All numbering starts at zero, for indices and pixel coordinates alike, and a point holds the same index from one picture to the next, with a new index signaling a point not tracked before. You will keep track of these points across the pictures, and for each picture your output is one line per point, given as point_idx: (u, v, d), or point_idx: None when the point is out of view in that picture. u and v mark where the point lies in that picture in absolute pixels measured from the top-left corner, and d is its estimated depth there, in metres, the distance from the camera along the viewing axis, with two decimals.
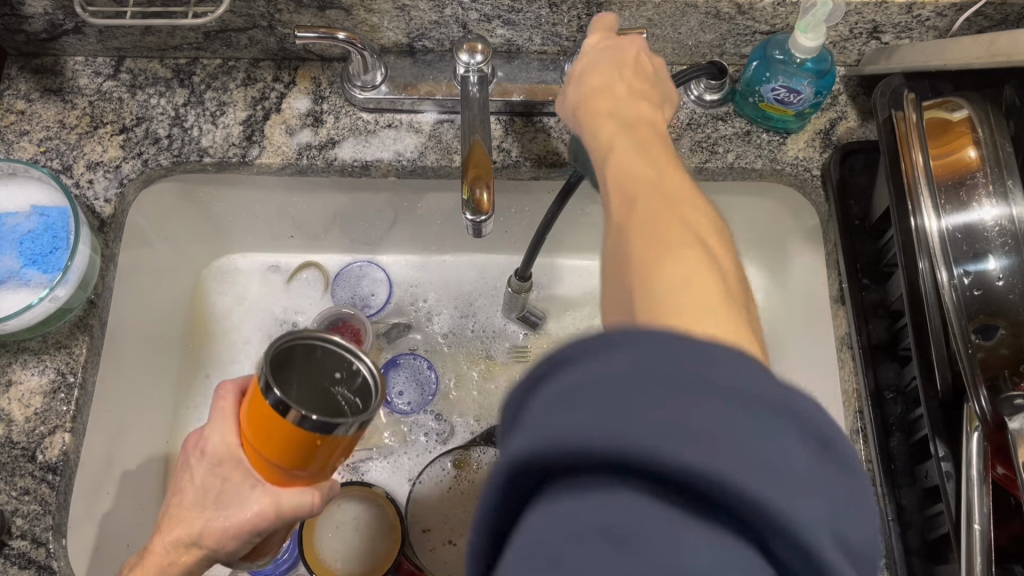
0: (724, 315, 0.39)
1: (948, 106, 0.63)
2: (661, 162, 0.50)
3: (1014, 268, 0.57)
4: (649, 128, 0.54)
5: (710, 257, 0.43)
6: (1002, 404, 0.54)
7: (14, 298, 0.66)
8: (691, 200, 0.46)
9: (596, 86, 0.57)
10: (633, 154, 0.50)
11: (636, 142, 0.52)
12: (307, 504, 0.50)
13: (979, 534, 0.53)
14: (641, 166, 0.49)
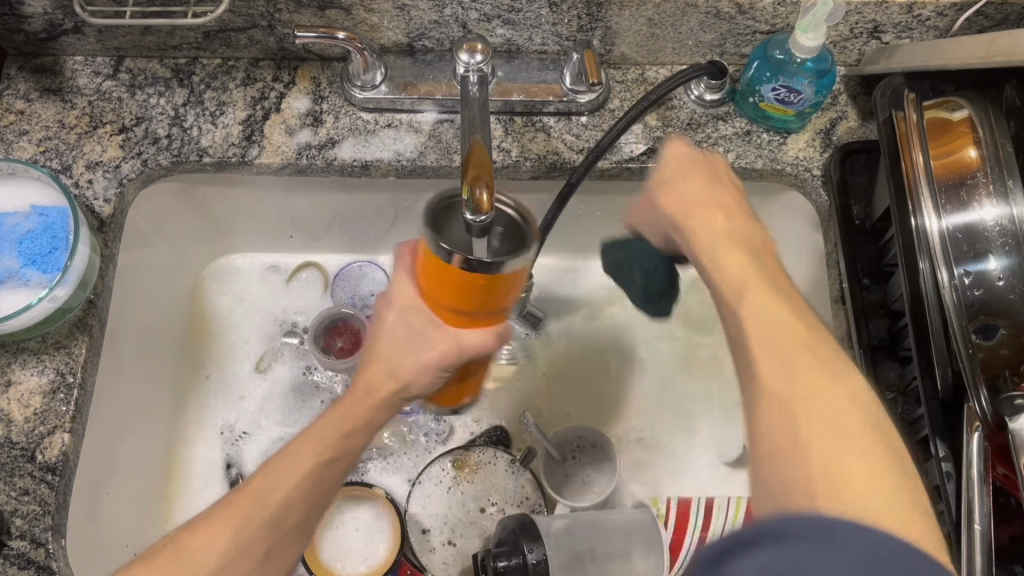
0: (884, 474, 0.43)
1: (949, 105, 0.62)
2: (793, 327, 0.50)
3: (1014, 268, 0.57)
4: (775, 280, 0.53)
5: (889, 445, 0.45)
6: (1002, 404, 0.54)
7: (14, 298, 0.66)
8: (840, 382, 0.47)
9: (673, 192, 0.59)
10: (757, 327, 0.50)
11: (768, 300, 0.51)
12: (488, 343, 0.56)
13: (979, 533, 0.53)
14: (799, 365, 0.48)
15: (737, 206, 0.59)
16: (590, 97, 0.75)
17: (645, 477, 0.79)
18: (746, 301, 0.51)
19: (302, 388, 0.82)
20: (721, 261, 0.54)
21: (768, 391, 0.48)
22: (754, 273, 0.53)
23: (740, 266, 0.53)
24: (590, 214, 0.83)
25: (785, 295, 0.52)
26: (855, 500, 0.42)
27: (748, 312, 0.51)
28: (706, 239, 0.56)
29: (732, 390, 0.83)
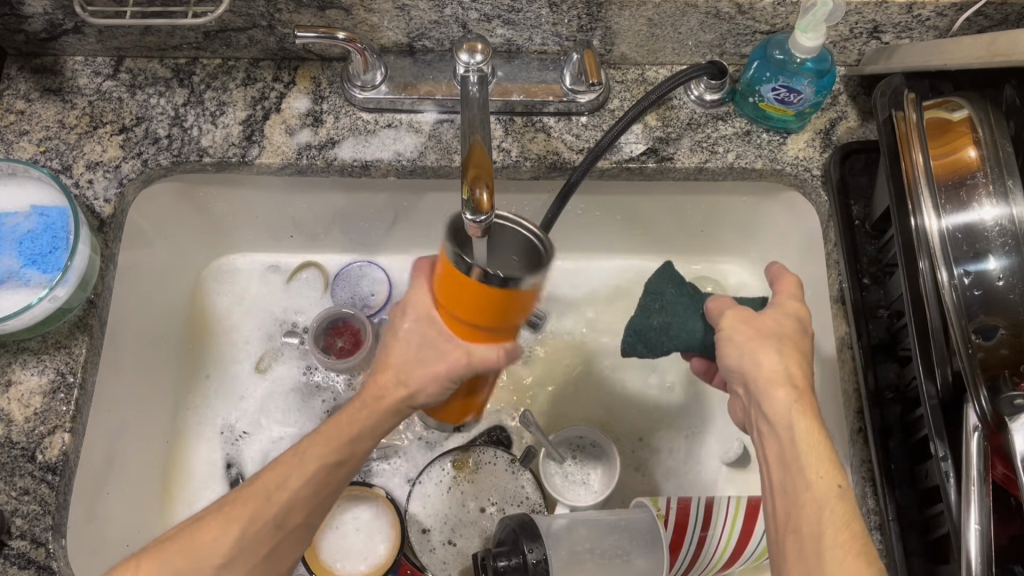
0: None
1: (949, 106, 0.63)
2: (843, 514, 0.52)
3: (1014, 268, 0.56)
4: (837, 464, 0.54)
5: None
6: (1001, 404, 0.54)
7: (14, 298, 0.66)
8: (847, 511, 0.52)
9: (752, 349, 0.59)
10: (809, 508, 0.53)
11: (818, 484, 0.53)
12: (494, 359, 0.55)
13: (979, 533, 0.53)
14: (843, 546, 0.50)
15: (805, 371, 0.59)
16: (590, 97, 0.75)
17: (646, 476, 0.79)
18: (800, 491, 0.54)
19: (302, 388, 0.82)
20: (791, 435, 0.55)
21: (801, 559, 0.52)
22: (822, 462, 0.54)
23: (808, 450, 0.54)
24: (590, 215, 0.83)
25: (837, 476, 0.53)
26: None
27: (807, 498, 0.53)
28: (782, 406, 0.56)
29: None
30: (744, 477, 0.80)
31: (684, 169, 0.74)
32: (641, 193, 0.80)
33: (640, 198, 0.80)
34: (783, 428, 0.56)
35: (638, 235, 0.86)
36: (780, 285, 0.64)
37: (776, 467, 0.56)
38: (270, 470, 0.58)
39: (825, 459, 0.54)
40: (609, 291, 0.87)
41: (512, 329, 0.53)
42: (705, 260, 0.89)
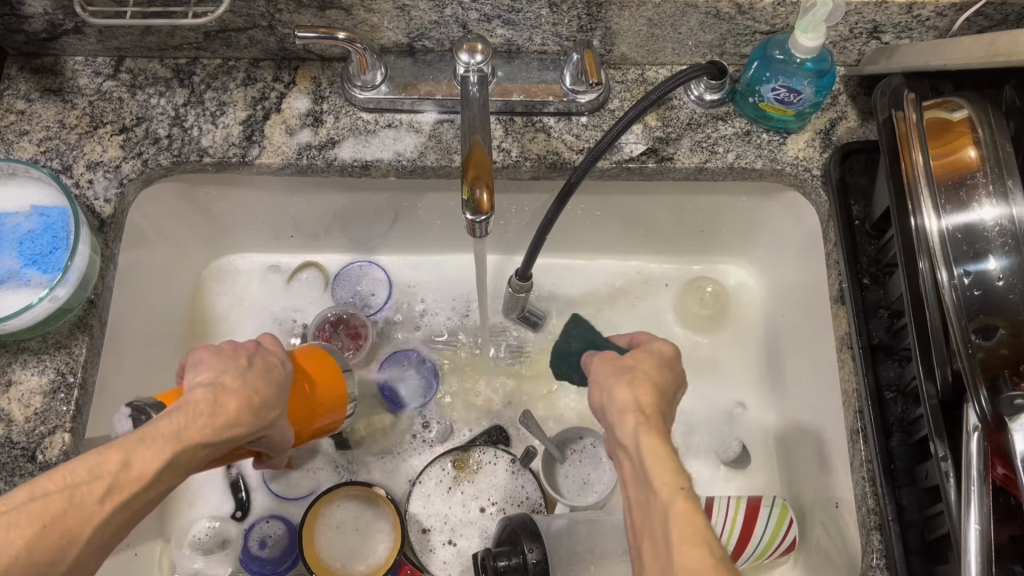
0: None
1: (948, 106, 0.63)
2: (686, 512, 0.47)
3: (1014, 268, 0.57)
4: (679, 471, 0.49)
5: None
6: (1001, 404, 0.54)
7: (14, 298, 0.66)
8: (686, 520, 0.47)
9: (608, 383, 0.57)
10: (656, 515, 0.48)
11: (661, 489, 0.48)
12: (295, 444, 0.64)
13: (979, 533, 0.53)
14: (687, 543, 0.46)
15: (660, 401, 0.55)
16: (590, 97, 0.75)
17: None
18: (649, 500, 0.49)
19: None
20: (639, 454, 0.51)
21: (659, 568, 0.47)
22: (663, 468, 0.49)
23: (648, 456, 0.50)
24: (590, 215, 0.83)
25: (679, 480, 0.49)
26: None
27: (655, 505, 0.48)
28: (621, 426, 0.53)
29: (732, 390, 0.83)
30: (744, 478, 0.79)
31: (684, 169, 0.74)
32: (641, 193, 0.80)
33: (641, 198, 0.80)
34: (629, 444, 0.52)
35: (638, 234, 0.86)
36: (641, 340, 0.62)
37: (632, 486, 0.52)
38: (87, 457, 0.46)
39: (670, 466, 0.50)
40: (608, 291, 0.87)
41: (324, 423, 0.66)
42: (705, 260, 0.89)
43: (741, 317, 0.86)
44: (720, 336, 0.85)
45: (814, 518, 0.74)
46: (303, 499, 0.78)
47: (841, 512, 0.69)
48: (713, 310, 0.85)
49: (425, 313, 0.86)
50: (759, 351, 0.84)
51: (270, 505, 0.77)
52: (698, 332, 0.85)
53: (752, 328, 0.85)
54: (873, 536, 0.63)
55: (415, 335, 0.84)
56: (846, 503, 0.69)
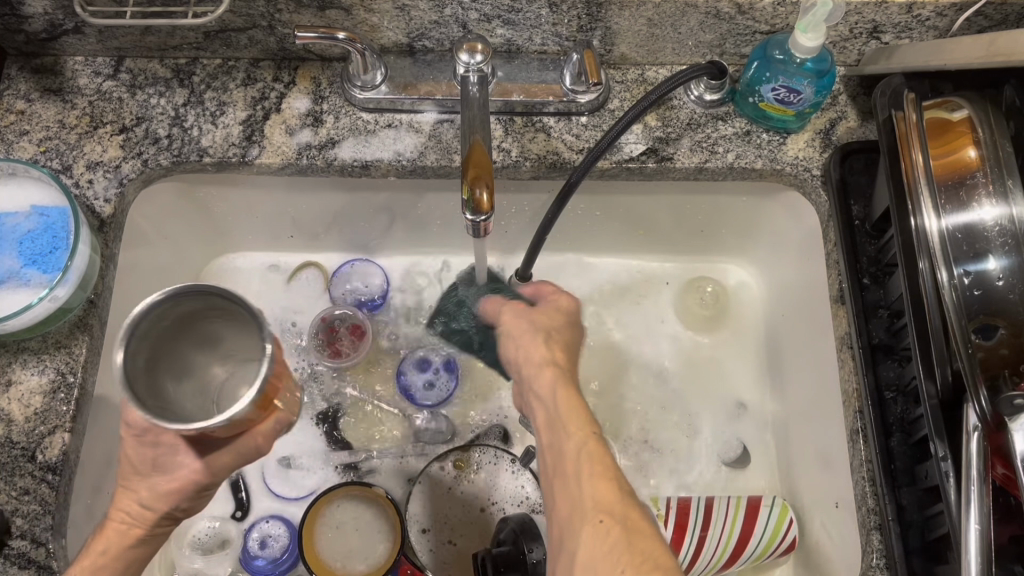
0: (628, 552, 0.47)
1: (948, 106, 0.63)
2: (598, 457, 0.52)
3: (1014, 268, 0.57)
4: (592, 423, 0.54)
5: (631, 519, 0.49)
6: (1001, 404, 0.54)
7: (14, 298, 0.66)
8: (598, 465, 0.52)
9: (524, 341, 0.61)
10: (569, 458, 0.53)
11: (575, 435, 0.53)
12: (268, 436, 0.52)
13: (979, 533, 0.53)
14: (599, 480, 0.51)
15: (570, 358, 0.61)
16: (590, 97, 0.75)
17: (647, 476, 0.79)
18: (561, 443, 0.54)
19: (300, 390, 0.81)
20: (555, 405, 0.56)
21: (569, 502, 0.51)
22: (578, 416, 0.54)
23: (563, 404, 0.56)
24: (589, 215, 0.83)
25: (590, 427, 0.54)
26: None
27: (567, 451, 0.53)
28: (539, 376, 0.58)
29: (733, 390, 0.83)
30: (744, 477, 0.79)
31: (684, 169, 0.74)
32: (641, 193, 0.80)
33: (641, 198, 0.80)
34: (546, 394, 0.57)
35: (639, 234, 0.86)
36: (545, 290, 0.68)
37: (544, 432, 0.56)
38: None
39: (582, 417, 0.55)
40: (609, 291, 0.87)
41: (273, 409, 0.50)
42: (705, 260, 0.89)
43: (742, 316, 0.86)
44: (720, 336, 0.85)
45: (814, 518, 0.74)
46: (303, 499, 0.78)
47: (841, 512, 0.69)
48: (712, 310, 0.85)
49: (425, 313, 0.85)
50: (759, 351, 0.84)
51: (269, 505, 0.77)
52: (698, 332, 0.85)
53: (753, 328, 0.85)
54: (873, 536, 0.63)
55: (415, 335, 0.84)
56: (846, 504, 0.69)
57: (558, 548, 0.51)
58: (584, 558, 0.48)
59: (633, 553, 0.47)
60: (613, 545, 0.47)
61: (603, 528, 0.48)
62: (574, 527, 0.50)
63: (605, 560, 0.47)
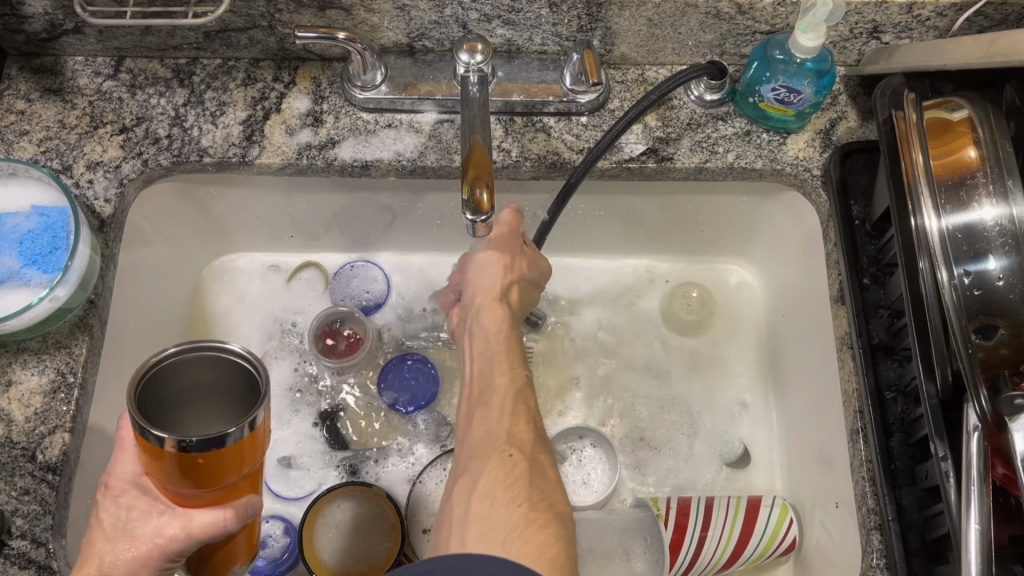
0: (523, 488, 0.52)
1: (949, 105, 0.63)
2: (524, 394, 0.59)
3: (1014, 268, 0.57)
4: (521, 364, 0.62)
5: (535, 454, 0.56)
6: (1001, 404, 0.54)
7: (14, 298, 0.66)
8: (521, 399, 0.59)
9: (486, 272, 0.67)
10: (497, 392, 0.59)
11: (507, 374, 0.60)
12: (217, 528, 0.47)
13: (979, 533, 0.53)
14: (517, 416, 0.57)
15: (520, 302, 0.67)
16: (590, 97, 0.75)
17: (647, 477, 0.79)
18: (492, 376, 0.60)
19: (300, 390, 0.81)
20: (495, 339, 0.63)
21: (486, 431, 0.56)
22: (515, 358, 0.61)
23: (502, 343, 0.62)
24: (589, 214, 0.83)
25: (521, 368, 0.61)
26: (495, 513, 0.51)
27: (495, 385, 0.59)
28: (490, 317, 0.64)
29: (732, 391, 0.83)
30: (744, 478, 0.79)
31: (684, 169, 0.74)
32: (642, 193, 0.80)
33: (641, 197, 0.80)
34: (489, 327, 0.63)
35: (640, 235, 0.85)
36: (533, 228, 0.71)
37: (480, 360, 0.62)
38: None
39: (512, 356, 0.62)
40: (608, 291, 0.87)
41: (235, 488, 0.46)
42: (706, 260, 0.88)
43: (742, 317, 0.86)
44: (720, 336, 0.85)
45: (814, 518, 0.74)
46: (303, 499, 0.78)
47: (842, 512, 0.69)
48: (708, 312, 0.85)
49: (424, 313, 0.85)
50: (759, 352, 0.84)
51: (270, 505, 0.77)
52: (698, 333, 0.85)
53: (752, 329, 0.85)
54: (873, 536, 0.63)
55: (415, 334, 0.84)
56: (846, 504, 0.69)
57: (462, 467, 0.55)
58: (485, 487, 0.52)
59: (532, 489, 0.52)
60: (515, 480, 0.53)
61: (512, 463, 0.54)
62: (484, 454, 0.55)
63: (502, 496, 0.52)
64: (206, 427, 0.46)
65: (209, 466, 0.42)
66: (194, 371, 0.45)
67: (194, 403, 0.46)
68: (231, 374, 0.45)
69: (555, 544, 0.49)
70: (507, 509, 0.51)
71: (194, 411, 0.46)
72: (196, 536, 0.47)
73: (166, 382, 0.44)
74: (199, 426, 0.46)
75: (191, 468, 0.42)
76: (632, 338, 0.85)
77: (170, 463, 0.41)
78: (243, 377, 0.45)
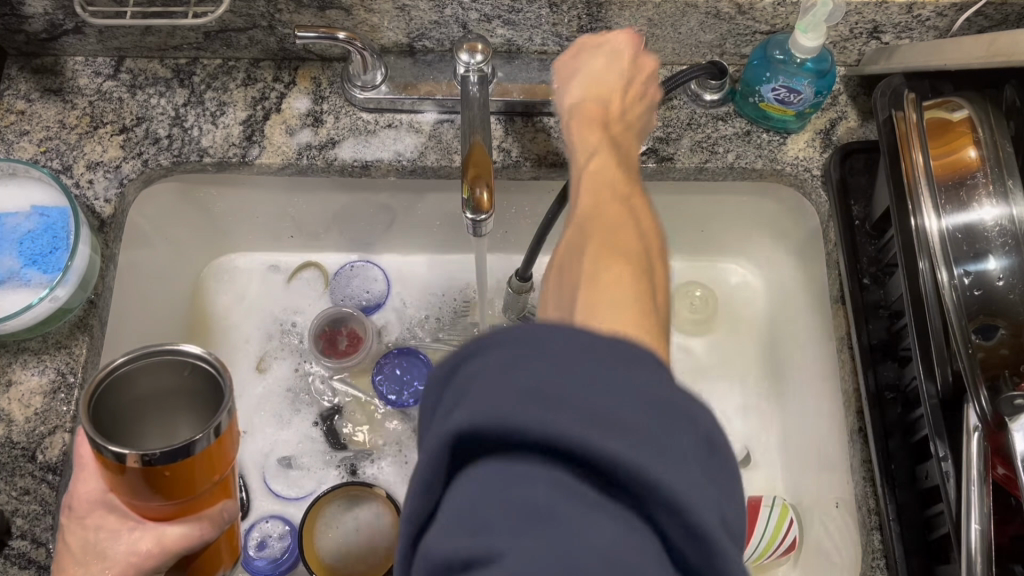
0: (626, 279, 0.45)
1: (949, 106, 0.63)
2: (607, 195, 0.53)
3: (1014, 269, 0.57)
4: (614, 150, 0.58)
5: (644, 238, 0.50)
6: (1001, 404, 0.54)
7: (14, 298, 0.66)
8: (612, 188, 0.54)
9: (581, 72, 0.63)
10: (594, 186, 0.54)
11: (594, 165, 0.56)
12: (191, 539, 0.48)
13: (979, 533, 0.53)
14: (610, 209, 0.51)
15: (609, 102, 0.62)
16: None
17: None
18: (584, 165, 0.57)
19: (300, 391, 0.81)
20: (591, 142, 0.59)
21: (588, 219, 0.51)
22: (601, 154, 0.57)
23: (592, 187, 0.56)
24: None
25: (608, 155, 0.57)
26: (589, 297, 0.43)
27: (586, 180, 0.55)
28: (587, 136, 0.59)
29: (733, 391, 0.83)
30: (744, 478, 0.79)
31: (684, 169, 0.74)
32: None
33: None
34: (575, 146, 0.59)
35: None
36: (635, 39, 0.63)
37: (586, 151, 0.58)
38: None
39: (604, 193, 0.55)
40: None
41: (206, 498, 0.46)
42: (706, 259, 0.88)
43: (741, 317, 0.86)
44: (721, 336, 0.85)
45: (814, 519, 0.73)
46: (303, 499, 0.78)
47: (842, 512, 0.69)
48: (708, 313, 0.85)
49: (424, 313, 0.85)
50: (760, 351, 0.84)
51: (270, 505, 0.77)
52: (697, 334, 0.85)
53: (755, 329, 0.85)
54: (874, 537, 0.63)
55: (415, 334, 0.84)
56: (846, 505, 0.69)
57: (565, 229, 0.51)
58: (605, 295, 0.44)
59: (627, 259, 0.46)
60: (609, 246, 0.47)
61: (608, 234, 0.48)
62: (581, 225, 0.50)
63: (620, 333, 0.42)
64: (168, 436, 0.46)
65: (178, 479, 0.42)
66: (148, 377, 0.44)
67: (154, 408, 0.45)
68: (186, 376, 0.45)
69: (639, 315, 0.43)
70: (592, 286, 0.44)
71: (154, 415, 0.46)
72: (173, 549, 0.47)
73: (119, 392, 0.44)
74: (159, 435, 0.46)
75: (156, 482, 0.42)
76: None
77: (132, 478, 0.41)
78: (199, 377, 0.45)
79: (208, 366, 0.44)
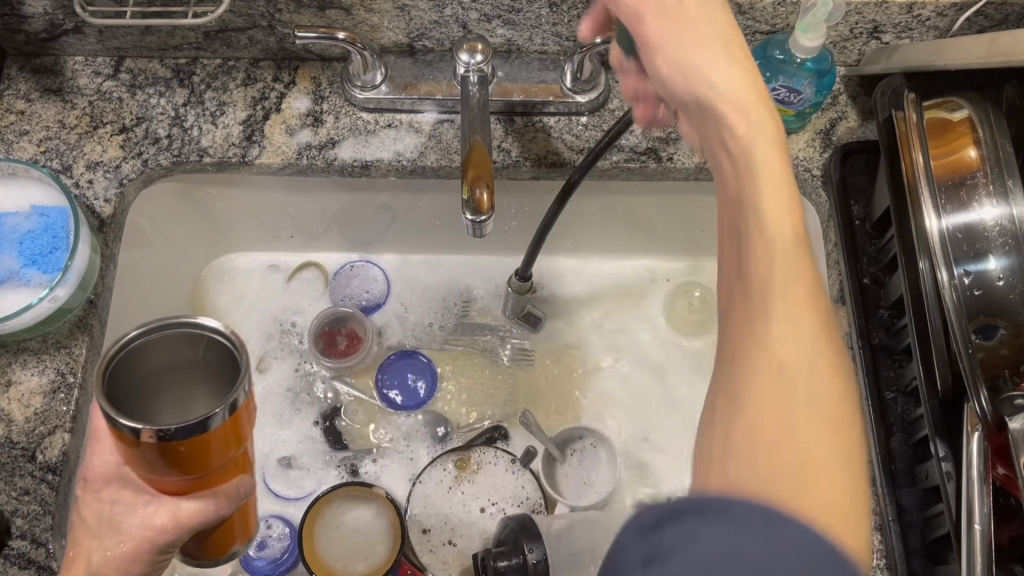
0: (830, 438, 0.43)
1: (948, 105, 0.63)
2: (776, 256, 0.45)
3: (1014, 268, 0.57)
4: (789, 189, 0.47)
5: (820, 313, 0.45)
6: (1002, 404, 0.54)
7: (14, 298, 0.66)
8: (783, 256, 0.45)
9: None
10: (768, 274, 0.45)
11: (773, 224, 0.46)
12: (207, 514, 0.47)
13: (979, 533, 0.53)
14: (788, 305, 0.45)
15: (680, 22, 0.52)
16: (590, 97, 0.75)
17: (647, 474, 0.79)
18: (753, 167, 0.48)
19: (300, 390, 0.81)
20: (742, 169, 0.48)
21: (762, 278, 0.45)
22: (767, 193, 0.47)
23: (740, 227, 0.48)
24: (590, 215, 0.83)
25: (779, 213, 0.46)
26: (777, 475, 0.41)
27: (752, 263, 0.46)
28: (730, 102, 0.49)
29: None
30: None
31: (684, 169, 0.74)
32: (642, 193, 0.79)
33: (641, 197, 0.80)
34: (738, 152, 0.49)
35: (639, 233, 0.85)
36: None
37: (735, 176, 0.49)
38: None
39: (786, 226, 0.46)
40: (608, 291, 0.87)
41: (224, 470, 0.46)
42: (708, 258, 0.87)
43: None
44: None
45: None
46: (303, 499, 0.78)
47: None
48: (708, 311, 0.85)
49: (424, 313, 0.85)
50: None
51: (270, 505, 0.77)
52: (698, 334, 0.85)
53: None
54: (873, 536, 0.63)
55: (415, 334, 0.84)
56: None
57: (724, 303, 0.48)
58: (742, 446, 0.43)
59: (811, 410, 0.43)
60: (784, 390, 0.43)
61: (799, 318, 0.44)
62: (749, 310, 0.46)
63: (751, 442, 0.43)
64: (183, 408, 0.46)
65: (195, 453, 0.42)
66: (163, 352, 0.44)
67: (170, 383, 0.45)
68: (202, 349, 0.45)
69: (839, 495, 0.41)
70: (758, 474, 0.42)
71: (171, 390, 0.46)
72: (188, 524, 0.47)
73: (134, 368, 0.43)
74: (175, 407, 0.46)
75: (172, 457, 0.41)
76: (633, 338, 0.85)
77: (147, 453, 0.41)
78: (214, 350, 0.44)
79: (224, 340, 0.43)
